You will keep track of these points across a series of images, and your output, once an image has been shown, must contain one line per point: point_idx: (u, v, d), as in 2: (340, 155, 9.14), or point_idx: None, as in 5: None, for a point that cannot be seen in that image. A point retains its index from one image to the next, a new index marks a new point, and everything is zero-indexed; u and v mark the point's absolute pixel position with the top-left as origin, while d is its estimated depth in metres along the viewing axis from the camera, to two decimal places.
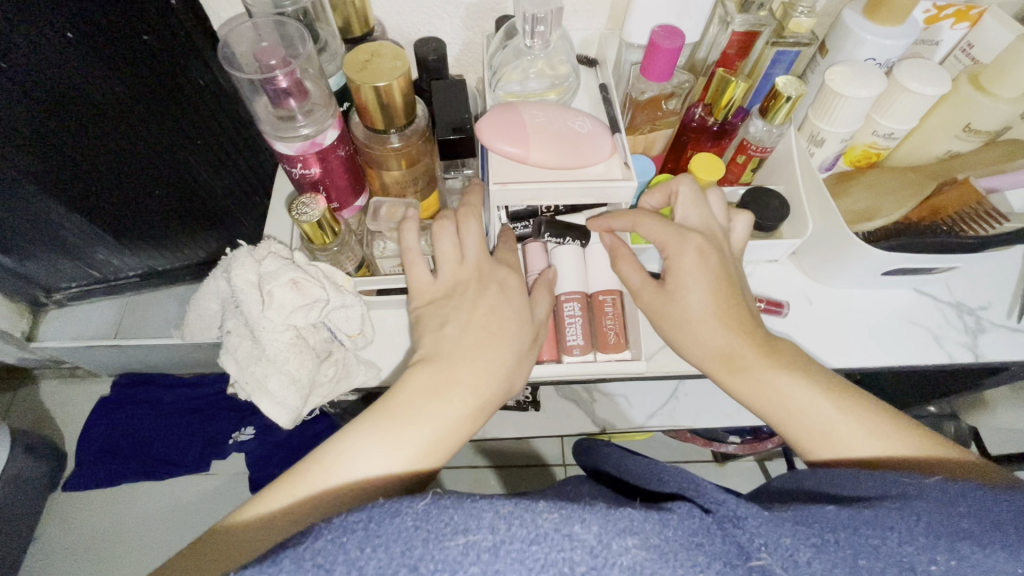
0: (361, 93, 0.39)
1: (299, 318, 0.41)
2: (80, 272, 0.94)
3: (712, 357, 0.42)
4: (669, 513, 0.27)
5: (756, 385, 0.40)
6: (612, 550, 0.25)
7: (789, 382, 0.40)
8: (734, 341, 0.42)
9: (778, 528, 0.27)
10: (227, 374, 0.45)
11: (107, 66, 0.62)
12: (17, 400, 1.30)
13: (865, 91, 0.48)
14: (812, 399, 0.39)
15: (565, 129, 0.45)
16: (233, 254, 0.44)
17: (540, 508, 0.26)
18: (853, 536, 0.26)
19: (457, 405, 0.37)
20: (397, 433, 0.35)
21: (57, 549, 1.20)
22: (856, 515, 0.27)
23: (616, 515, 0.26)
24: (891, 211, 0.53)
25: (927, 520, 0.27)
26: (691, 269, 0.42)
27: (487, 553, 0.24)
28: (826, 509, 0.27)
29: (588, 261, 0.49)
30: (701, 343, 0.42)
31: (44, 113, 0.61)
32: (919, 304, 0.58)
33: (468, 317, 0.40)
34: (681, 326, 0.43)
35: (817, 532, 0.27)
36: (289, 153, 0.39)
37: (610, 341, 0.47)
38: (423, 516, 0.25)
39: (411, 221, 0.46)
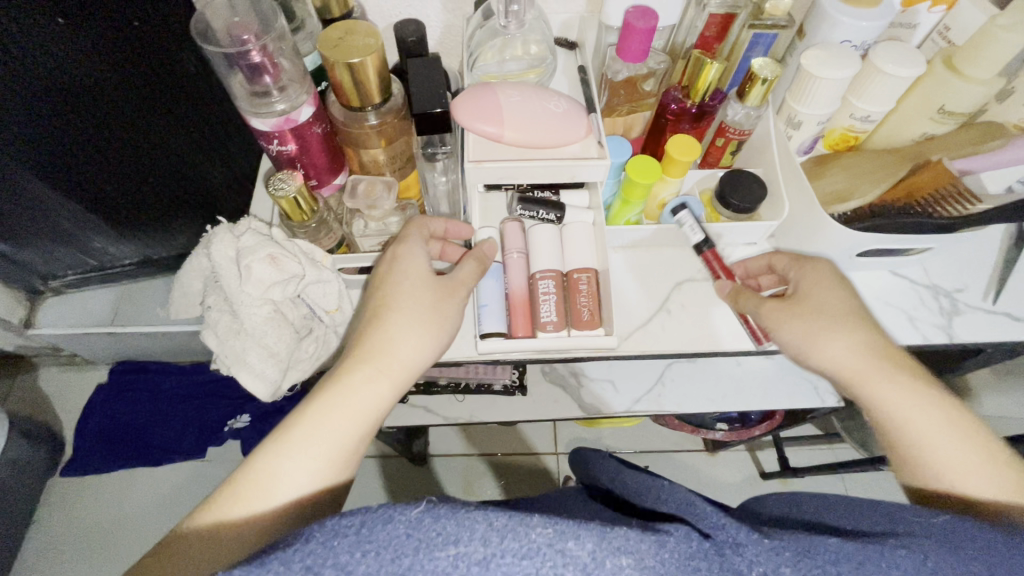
0: (335, 70, 0.39)
1: (276, 293, 0.43)
2: (76, 259, 0.96)
3: (843, 368, 0.46)
4: (666, 536, 0.28)
5: (891, 394, 0.43)
6: (605, 567, 0.26)
7: (922, 396, 0.43)
8: (871, 355, 0.45)
9: (776, 556, 0.28)
10: (208, 349, 0.46)
11: (106, 56, 0.64)
12: (15, 386, 1.32)
13: (840, 73, 0.49)
14: (935, 417, 0.41)
15: (540, 109, 0.45)
16: (213, 231, 0.45)
17: (534, 522, 0.26)
18: (855, 569, 0.27)
19: (355, 385, 0.39)
20: (295, 436, 0.37)
21: (56, 532, 1.22)
22: (859, 550, 0.28)
23: (611, 534, 0.27)
24: (867, 193, 0.53)
25: (931, 559, 0.27)
26: (820, 283, 0.49)
27: (477, 565, 0.25)
28: (829, 542, 0.28)
29: (566, 239, 0.50)
30: (839, 353, 0.46)
31: (50, 108, 0.63)
32: (896, 287, 0.58)
33: (368, 314, 0.43)
34: (798, 336, 0.47)
35: (821, 562, 0.27)
36: (265, 128, 0.39)
37: (583, 318, 0.47)
38: (416, 524, 0.26)
39: (389, 198, 0.46)
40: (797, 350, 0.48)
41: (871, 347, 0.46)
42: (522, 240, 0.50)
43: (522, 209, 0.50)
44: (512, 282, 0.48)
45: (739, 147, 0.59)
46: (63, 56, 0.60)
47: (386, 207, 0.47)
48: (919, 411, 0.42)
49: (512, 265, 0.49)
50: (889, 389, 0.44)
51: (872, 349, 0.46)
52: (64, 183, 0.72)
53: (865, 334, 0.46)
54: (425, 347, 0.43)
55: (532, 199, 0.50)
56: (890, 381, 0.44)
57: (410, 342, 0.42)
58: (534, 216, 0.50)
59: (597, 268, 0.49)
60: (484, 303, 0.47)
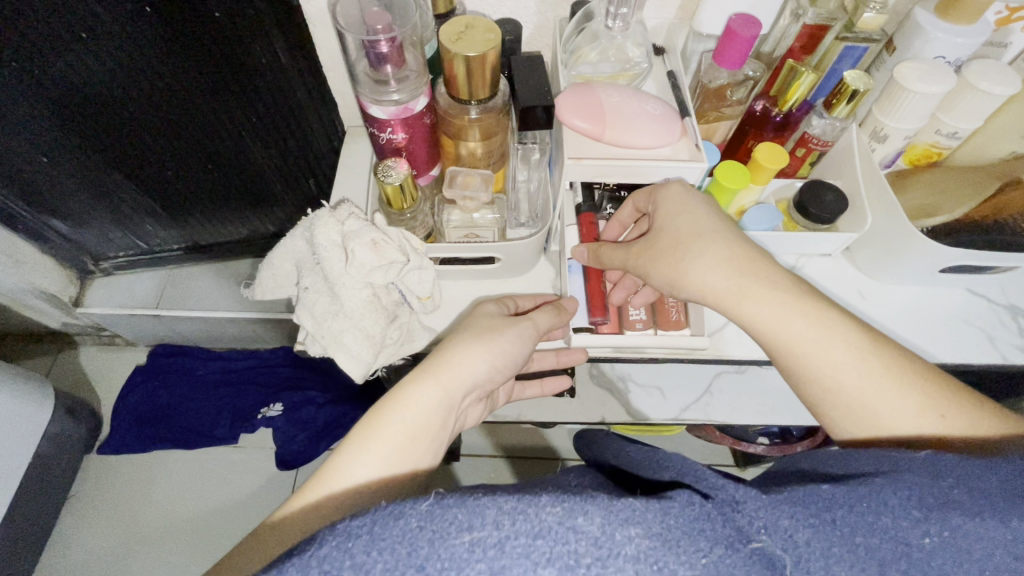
0: (453, 63, 0.40)
1: (377, 277, 0.44)
2: (127, 242, 1.01)
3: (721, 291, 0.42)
4: (670, 501, 0.28)
5: (774, 319, 0.40)
6: (616, 540, 0.26)
7: (808, 330, 0.39)
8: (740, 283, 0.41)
9: (777, 509, 0.28)
10: (302, 329, 0.47)
11: (174, 48, 0.64)
12: (57, 363, 1.35)
13: (934, 88, 0.49)
14: (826, 351, 0.39)
15: (639, 110, 0.46)
16: (315, 214, 0.46)
17: (543, 502, 0.27)
18: (849, 513, 0.28)
19: (424, 392, 0.40)
20: (368, 433, 0.38)
21: (85, 508, 1.22)
22: (849, 493, 0.28)
23: (617, 507, 0.27)
24: (954, 208, 0.53)
25: (918, 493, 0.28)
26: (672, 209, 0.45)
27: (493, 549, 0.25)
28: (821, 488, 0.29)
29: None
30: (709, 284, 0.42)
31: (108, 81, 0.67)
32: (973, 305, 0.58)
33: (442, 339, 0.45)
34: (676, 266, 0.43)
35: (814, 512, 0.28)
36: (382, 116, 0.41)
37: (672, 319, 0.51)
38: (427, 516, 0.26)
39: (485, 190, 0.47)
40: (674, 286, 0.44)
41: (748, 265, 0.41)
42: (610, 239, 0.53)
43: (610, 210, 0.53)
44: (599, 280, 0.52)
45: (819, 158, 0.59)
46: (122, 38, 0.62)
47: (482, 199, 0.48)
48: (807, 329, 0.39)
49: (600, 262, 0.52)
50: (774, 302, 0.40)
51: (751, 261, 0.42)
52: (116, 153, 0.77)
53: (742, 251, 0.42)
54: (476, 357, 0.43)
55: (622, 200, 0.53)
56: (763, 294, 0.41)
57: (460, 352, 0.43)
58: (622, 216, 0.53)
59: None
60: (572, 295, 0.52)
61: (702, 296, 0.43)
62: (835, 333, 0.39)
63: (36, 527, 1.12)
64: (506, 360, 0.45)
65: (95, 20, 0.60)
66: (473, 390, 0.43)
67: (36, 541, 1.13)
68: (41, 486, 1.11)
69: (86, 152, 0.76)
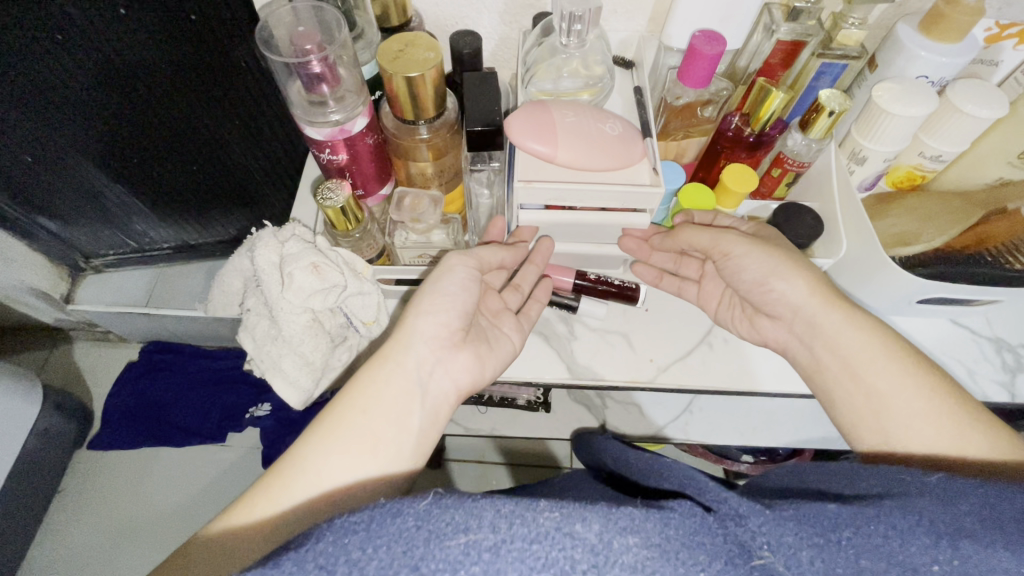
0: (393, 82, 0.39)
1: (316, 302, 0.42)
2: (117, 240, 0.99)
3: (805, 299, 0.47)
4: (669, 512, 0.27)
5: (841, 333, 0.44)
6: (613, 548, 0.25)
7: (883, 347, 0.43)
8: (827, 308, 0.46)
9: (779, 526, 0.26)
10: (245, 351, 0.46)
11: (156, 45, 0.64)
12: (52, 357, 1.37)
13: (913, 110, 0.46)
14: (894, 375, 0.41)
15: (595, 130, 0.44)
16: (258, 234, 0.45)
17: (541, 507, 0.26)
18: (856, 534, 0.26)
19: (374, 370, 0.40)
20: (325, 424, 0.38)
21: (75, 504, 1.24)
22: (857, 513, 0.27)
23: (616, 514, 0.26)
24: (933, 237, 0.50)
25: (929, 518, 0.27)
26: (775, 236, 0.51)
27: (488, 552, 0.25)
28: (827, 507, 0.27)
29: None
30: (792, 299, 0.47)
31: (90, 85, 0.64)
32: (956, 336, 0.55)
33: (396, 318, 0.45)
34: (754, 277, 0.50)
35: (821, 531, 0.27)
36: (318, 138, 0.39)
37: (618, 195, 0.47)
38: (424, 515, 0.26)
39: (434, 213, 0.46)
40: (763, 281, 0.49)
41: (822, 289, 0.46)
42: None
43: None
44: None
45: (795, 179, 0.56)
46: (105, 39, 0.61)
47: (431, 221, 0.46)
48: (873, 342, 0.43)
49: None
50: (841, 326, 0.45)
51: (831, 293, 0.46)
52: (110, 159, 0.75)
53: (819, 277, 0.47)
54: (424, 316, 0.43)
55: None
56: (834, 313, 0.45)
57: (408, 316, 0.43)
58: None
59: None
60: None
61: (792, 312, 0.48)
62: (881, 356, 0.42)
63: (23, 519, 1.12)
64: (462, 302, 0.44)
65: (73, 21, 0.58)
66: (431, 347, 0.43)
67: (24, 534, 1.13)
68: (30, 481, 1.11)
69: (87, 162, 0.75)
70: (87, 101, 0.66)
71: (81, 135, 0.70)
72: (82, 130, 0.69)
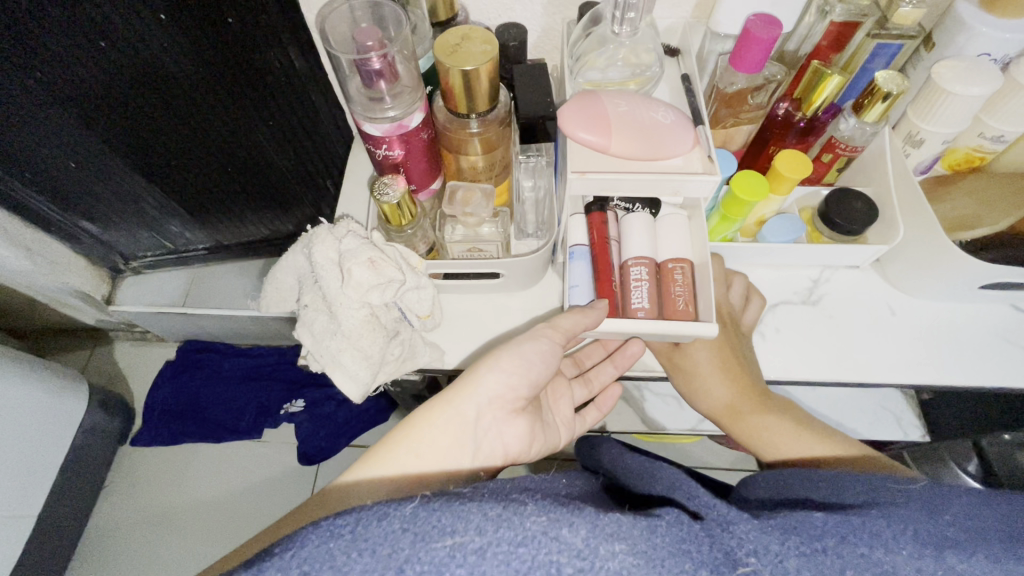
0: (450, 76, 0.39)
1: (374, 297, 0.43)
2: (155, 242, 1.01)
3: (719, 409, 0.51)
4: (658, 519, 0.28)
5: (759, 428, 0.48)
6: (600, 554, 0.26)
7: (786, 425, 0.48)
8: (735, 397, 0.50)
9: (766, 534, 0.27)
10: (302, 346, 0.47)
11: (195, 53, 0.65)
12: (94, 356, 1.42)
13: (976, 89, 0.45)
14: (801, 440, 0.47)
15: (648, 119, 0.44)
16: (314, 231, 0.45)
17: (528, 512, 0.27)
18: (842, 544, 0.27)
19: (434, 416, 0.43)
20: (379, 453, 0.41)
21: (119, 498, 1.28)
22: (842, 522, 0.28)
23: (604, 521, 0.27)
24: (997, 220, 0.49)
25: (914, 530, 0.28)
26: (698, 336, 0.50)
27: (473, 555, 0.25)
28: (815, 517, 0.28)
29: (659, 231, 0.49)
30: (711, 396, 0.50)
31: (128, 91, 0.65)
32: (1015, 323, 0.53)
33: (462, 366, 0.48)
34: (690, 382, 0.51)
35: (807, 540, 0.27)
36: (376, 133, 0.40)
37: (678, 308, 0.46)
38: (411, 518, 0.26)
39: (487, 206, 0.46)
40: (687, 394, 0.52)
41: (736, 401, 0.50)
42: (615, 226, 0.51)
43: (618, 200, 0.50)
44: (604, 265, 0.48)
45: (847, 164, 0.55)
46: (146, 47, 0.61)
47: (483, 215, 0.46)
48: (784, 428, 0.48)
49: (604, 250, 0.49)
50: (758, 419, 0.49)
51: (744, 397, 0.50)
52: (145, 162, 0.77)
53: (733, 393, 0.50)
54: (491, 373, 0.45)
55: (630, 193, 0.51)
56: (767, 415, 0.49)
57: (477, 369, 0.45)
58: (628, 208, 0.50)
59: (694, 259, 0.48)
60: (574, 283, 0.48)
61: (713, 413, 0.51)
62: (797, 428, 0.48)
63: (73, 513, 1.16)
64: (527, 367, 0.46)
65: (114, 31, 0.59)
66: (491, 406, 0.45)
67: (74, 528, 1.18)
68: (77, 477, 1.15)
69: (127, 164, 0.76)
70: (125, 107, 0.67)
71: (118, 139, 0.71)
72: (117, 134, 0.70)
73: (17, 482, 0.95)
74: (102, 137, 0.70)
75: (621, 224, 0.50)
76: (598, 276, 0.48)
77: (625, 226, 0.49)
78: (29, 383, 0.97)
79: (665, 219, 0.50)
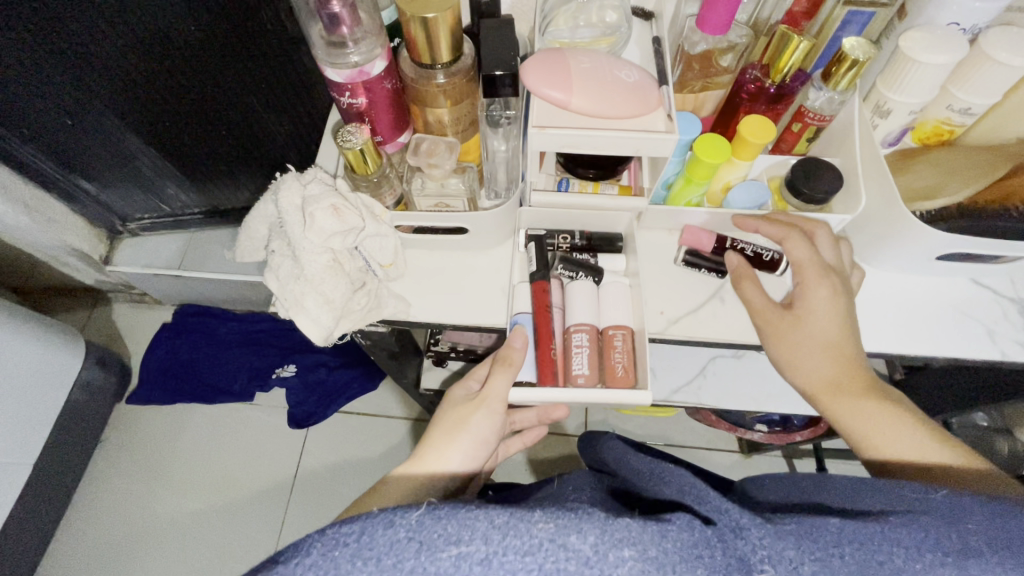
0: (411, 25, 0.40)
1: (336, 243, 0.44)
2: (150, 204, 1.03)
3: (818, 386, 0.47)
4: (669, 525, 0.29)
5: (862, 411, 0.44)
6: (608, 560, 0.27)
7: (892, 414, 0.44)
8: (843, 372, 0.46)
9: (781, 540, 0.29)
10: (269, 292, 0.48)
11: (187, 11, 0.66)
12: (93, 317, 1.45)
13: (941, 58, 0.45)
14: (901, 430, 0.43)
15: (611, 77, 0.44)
16: (281, 179, 0.47)
17: (535, 519, 0.28)
18: (858, 550, 0.28)
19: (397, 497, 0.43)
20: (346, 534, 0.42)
21: (114, 455, 1.31)
22: (859, 529, 0.28)
23: (613, 526, 0.28)
24: (956, 192, 0.49)
25: (935, 536, 0.28)
26: (825, 308, 0.47)
27: (478, 565, 0.27)
28: (830, 522, 0.29)
29: (601, 297, 0.52)
30: (816, 371, 0.47)
31: (126, 49, 0.66)
32: (975, 297, 0.54)
33: (433, 430, 0.48)
34: (789, 353, 0.48)
35: (821, 546, 0.28)
36: (338, 80, 0.41)
37: (618, 375, 0.48)
38: (416, 527, 0.28)
39: (450, 158, 0.47)
40: (782, 367, 0.49)
41: (845, 380, 0.46)
42: (560, 295, 0.53)
43: (562, 269, 0.53)
44: (546, 329, 0.49)
45: (815, 134, 0.56)
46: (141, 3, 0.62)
47: (447, 167, 0.47)
48: (893, 421, 0.43)
49: (546, 317, 0.50)
50: (863, 401, 0.45)
51: (857, 377, 0.46)
52: (139, 123, 0.77)
53: (842, 370, 0.46)
54: (454, 456, 0.46)
55: (574, 260, 0.52)
56: (875, 400, 0.45)
57: (442, 451, 0.46)
58: (572, 275, 0.52)
59: (633, 326, 0.50)
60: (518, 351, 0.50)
61: (806, 390, 0.48)
62: (906, 422, 0.43)
63: (70, 465, 1.20)
64: (481, 446, 0.47)
65: None
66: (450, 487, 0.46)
67: (70, 481, 1.21)
68: (74, 432, 1.18)
69: (123, 126, 0.77)
70: (121, 66, 0.68)
71: (115, 99, 0.72)
72: (113, 94, 0.71)
73: (12, 430, 0.98)
74: (97, 95, 0.71)
75: (567, 291, 0.52)
76: (539, 348, 0.49)
77: (568, 295, 0.52)
78: (26, 335, 0.99)
79: (608, 284, 0.52)
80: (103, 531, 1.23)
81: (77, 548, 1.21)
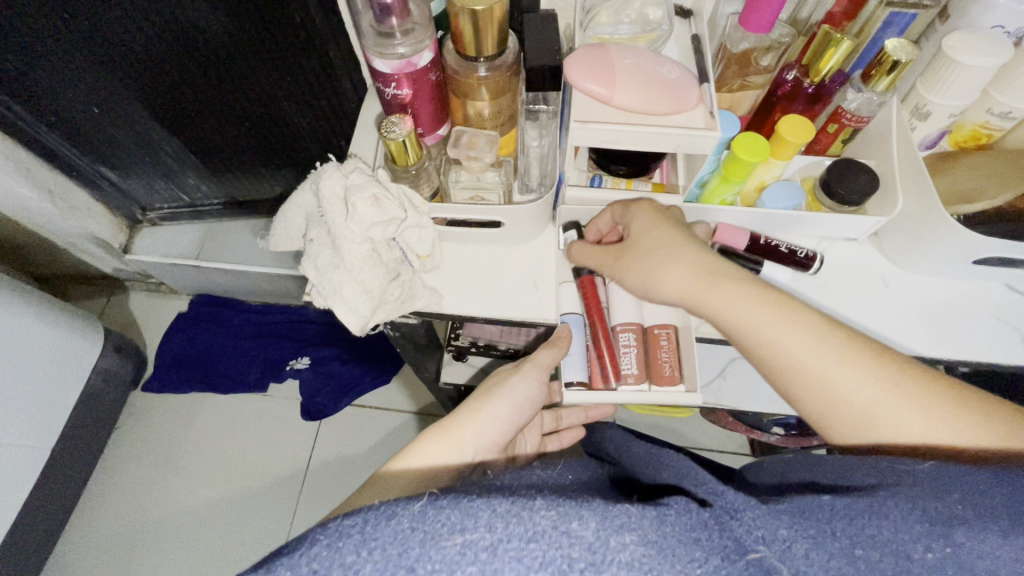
0: (460, 18, 0.40)
1: (376, 233, 0.45)
2: (171, 194, 1.03)
3: (688, 291, 0.44)
4: (667, 510, 0.31)
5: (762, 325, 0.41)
6: (610, 545, 0.28)
7: (805, 334, 0.40)
8: (715, 278, 0.43)
9: (774, 521, 0.31)
10: (306, 279, 0.48)
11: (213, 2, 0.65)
12: (110, 305, 1.46)
13: (985, 60, 0.45)
14: (811, 350, 0.39)
15: (653, 73, 0.44)
16: (322, 168, 0.47)
17: (538, 507, 0.29)
18: (850, 526, 0.30)
19: (442, 441, 0.43)
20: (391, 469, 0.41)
21: (128, 442, 1.32)
22: (850, 504, 0.31)
23: (613, 514, 0.29)
24: (996, 195, 0.49)
25: (921, 506, 0.30)
26: (649, 220, 0.46)
27: (484, 552, 0.27)
28: (821, 501, 0.31)
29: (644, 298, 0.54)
30: (683, 279, 0.44)
31: (152, 37, 0.66)
32: (1012, 303, 0.54)
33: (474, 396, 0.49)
34: (647, 266, 0.45)
35: (814, 524, 0.31)
36: (385, 70, 0.41)
37: (664, 374, 0.50)
38: (420, 517, 0.28)
39: (490, 151, 0.47)
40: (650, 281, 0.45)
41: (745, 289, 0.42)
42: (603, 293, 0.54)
43: None
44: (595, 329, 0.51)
45: (852, 134, 0.56)
46: None
47: (486, 160, 0.47)
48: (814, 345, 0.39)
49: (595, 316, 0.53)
50: (777, 319, 0.41)
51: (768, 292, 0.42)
52: (161, 111, 0.77)
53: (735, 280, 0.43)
54: (488, 419, 0.46)
55: None
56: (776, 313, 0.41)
57: (475, 414, 0.46)
58: None
59: (676, 324, 0.52)
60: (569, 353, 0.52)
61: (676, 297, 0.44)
62: (807, 337, 0.40)
63: (85, 451, 1.21)
64: (520, 411, 0.48)
65: None
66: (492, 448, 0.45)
67: (85, 466, 1.22)
68: (90, 417, 1.19)
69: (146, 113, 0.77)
70: (143, 54, 0.67)
71: (139, 87, 0.72)
72: (137, 82, 0.71)
73: (30, 413, 0.99)
74: (122, 82, 0.71)
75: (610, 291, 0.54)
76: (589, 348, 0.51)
77: (612, 295, 0.53)
78: (47, 321, 1.00)
79: None
80: (116, 516, 1.24)
81: (90, 532, 1.22)
